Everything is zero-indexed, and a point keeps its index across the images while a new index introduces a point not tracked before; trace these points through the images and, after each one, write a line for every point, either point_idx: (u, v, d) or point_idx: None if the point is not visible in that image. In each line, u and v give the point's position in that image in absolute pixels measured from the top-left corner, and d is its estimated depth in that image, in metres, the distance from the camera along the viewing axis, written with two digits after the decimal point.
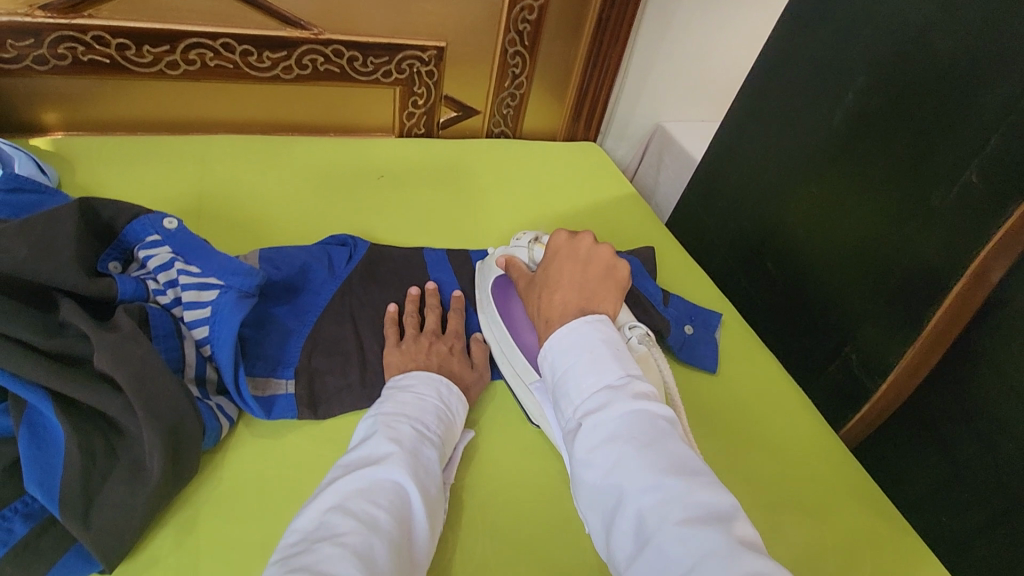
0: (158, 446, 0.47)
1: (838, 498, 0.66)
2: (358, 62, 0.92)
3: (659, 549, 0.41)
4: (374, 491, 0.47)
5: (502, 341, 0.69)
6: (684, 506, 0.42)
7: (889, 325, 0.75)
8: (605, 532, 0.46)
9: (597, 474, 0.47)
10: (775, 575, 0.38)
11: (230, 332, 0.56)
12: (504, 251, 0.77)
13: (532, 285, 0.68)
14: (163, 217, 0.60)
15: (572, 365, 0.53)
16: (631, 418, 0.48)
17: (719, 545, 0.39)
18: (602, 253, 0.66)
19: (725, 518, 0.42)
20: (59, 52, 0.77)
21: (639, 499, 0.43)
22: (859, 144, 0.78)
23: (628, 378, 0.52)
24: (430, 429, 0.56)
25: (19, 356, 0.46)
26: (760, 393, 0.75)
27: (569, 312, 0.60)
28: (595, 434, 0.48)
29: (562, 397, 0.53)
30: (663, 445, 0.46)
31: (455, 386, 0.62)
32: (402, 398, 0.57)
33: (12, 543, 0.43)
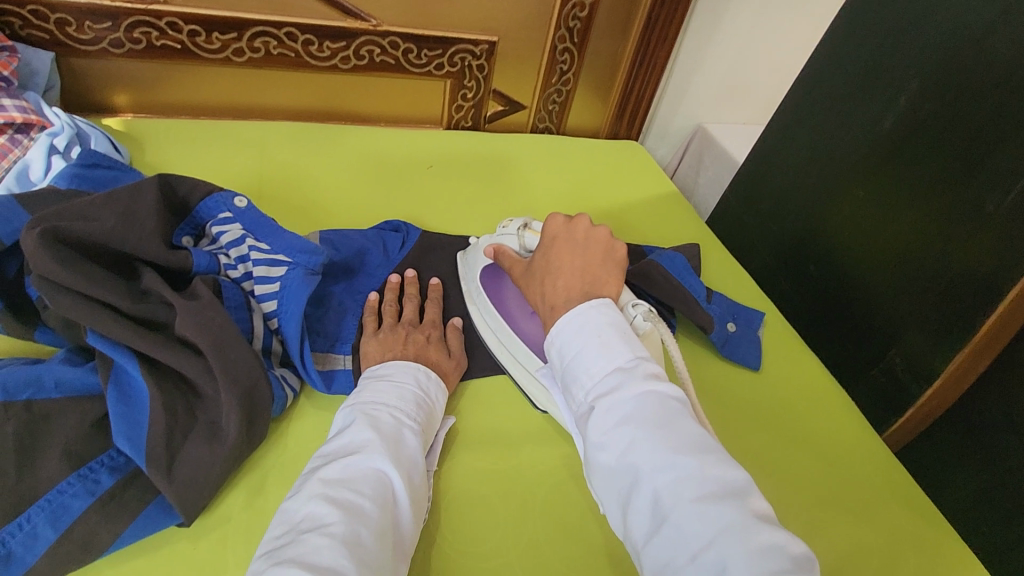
0: (235, 406, 0.50)
1: (880, 498, 0.67)
2: (413, 55, 0.94)
3: (676, 526, 0.41)
4: (356, 480, 0.46)
5: (500, 331, 0.68)
6: (698, 483, 0.42)
7: (935, 330, 0.75)
8: (618, 509, 0.46)
9: (611, 456, 0.46)
10: (787, 545, 0.39)
11: (299, 307, 0.59)
12: (492, 239, 0.74)
13: (529, 274, 0.66)
14: (234, 196, 0.63)
15: (582, 352, 0.52)
16: (643, 400, 0.47)
17: (732, 519, 0.40)
18: (598, 236, 0.65)
19: (738, 491, 0.42)
20: (134, 36, 0.81)
21: (655, 479, 0.43)
22: (910, 147, 0.78)
23: (637, 361, 0.50)
24: (410, 415, 0.54)
25: (109, 318, 0.50)
26: (803, 392, 0.76)
27: (575, 294, 0.58)
28: (610, 417, 0.47)
29: (572, 381, 0.52)
30: (674, 426, 0.46)
31: (432, 371, 0.61)
32: (379, 386, 0.55)
33: (100, 492, 0.46)
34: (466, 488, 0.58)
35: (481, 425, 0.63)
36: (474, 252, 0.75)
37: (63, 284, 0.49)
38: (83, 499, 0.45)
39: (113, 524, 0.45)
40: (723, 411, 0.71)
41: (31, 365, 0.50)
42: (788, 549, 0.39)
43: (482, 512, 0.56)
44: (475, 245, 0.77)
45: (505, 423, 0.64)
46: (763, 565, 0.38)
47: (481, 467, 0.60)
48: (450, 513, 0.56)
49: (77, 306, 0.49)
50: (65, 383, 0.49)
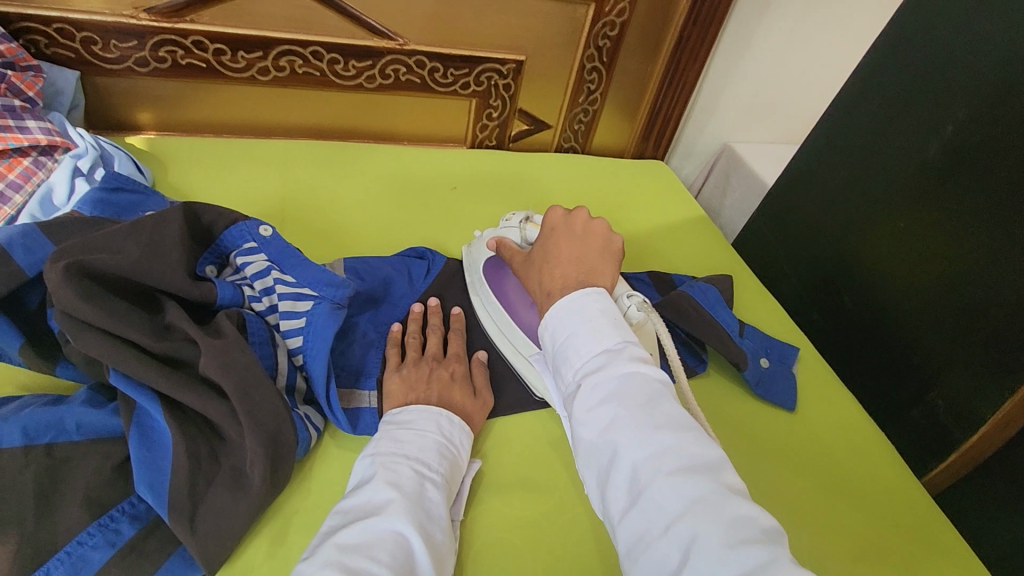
0: (261, 453, 0.48)
1: (924, 551, 0.64)
2: (439, 74, 0.93)
3: (652, 500, 0.40)
4: (374, 546, 0.45)
5: (500, 320, 0.69)
6: (676, 458, 0.42)
7: (980, 372, 0.72)
8: (596, 486, 0.45)
9: (592, 433, 0.45)
10: (758, 518, 0.39)
11: (325, 343, 0.57)
12: (494, 232, 0.75)
13: (526, 264, 0.66)
14: (260, 225, 0.62)
15: (571, 334, 0.51)
16: (627, 378, 0.47)
17: (707, 493, 0.40)
18: (596, 229, 0.64)
19: (713, 467, 0.42)
20: (160, 54, 0.80)
21: (634, 455, 0.43)
22: (956, 180, 0.74)
23: (625, 344, 0.50)
24: (432, 467, 0.52)
25: (132, 358, 0.48)
26: (841, 435, 0.73)
27: (573, 282, 0.57)
28: (594, 395, 0.47)
29: (561, 363, 0.51)
30: (656, 404, 0.45)
31: (455, 414, 0.58)
32: (401, 435, 0.54)
33: (120, 544, 0.44)
34: (494, 535, 0.56)
35: (508, 466, 0.61)
36: (476, 245, 0.76)
37: (87, 321, 0.48)
38: (103, 551, 0.43)
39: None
40: (759, 454, 0.68)
41: (52, 405, 0.49)
42: (760, 523, 0.39)
43: (510, 562, 0.54)
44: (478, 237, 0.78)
45: (533, 464, 0.62)
46: (734, 538, 0.37)
47: (509, 512, 0.57)
48: (477, 563, 0.54)
49: (100, 344, 0.48)
50: (87, 425, 0.48)
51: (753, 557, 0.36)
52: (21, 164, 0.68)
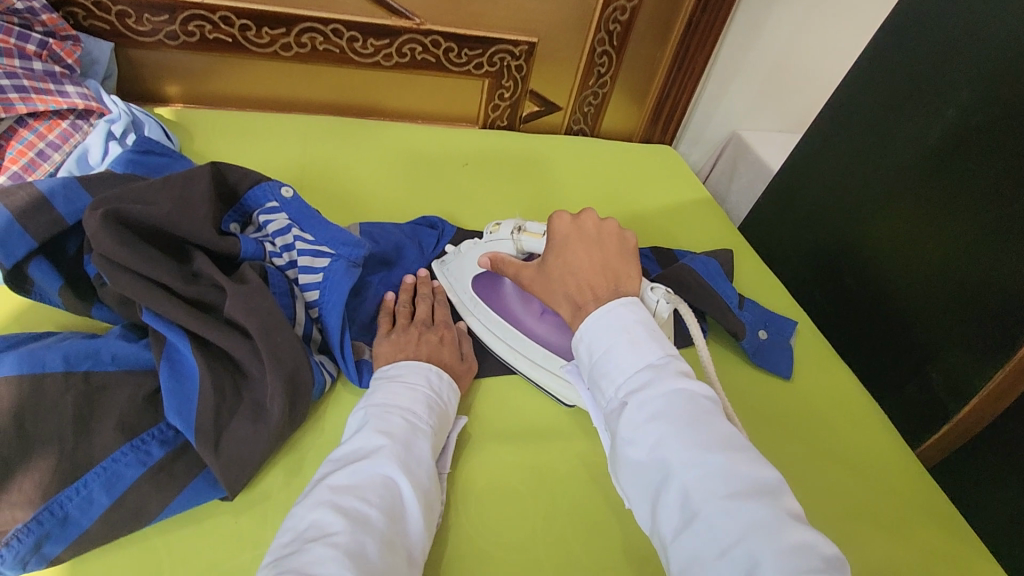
0: (280, 388, 0.52)
1: (912, 512, 0.66)
2: (454, 53, 0.96)
3: (706, 522, 0.40)
4: (363, 488, 0.46)
5: (511, 338, 0.69)
6: (730, 480, 0.41)
7: (975, 346, 0.74)
8: (644, 505, 0.44)
9: (639, 450, 0.45)
10: (820, 546, 0.38)
11: (342, 297, 0.61)
12: (483, 247, 0.73)
13: (539, 274, 0.64)
14: (281, 186, 0.65)
15: (610, 348, 0.50)
16: (674, 396, 0.46)
17: (764, 516, 0.39)
18: (610, 229, 0.64)
19: (771, 490, 0.41)
20: (189, 29, 0.84)
21: (686, 475, 0.42)
22: (956, 159, 0.76)
23: (668, 358, 0.49)
24: (423, 418, 0.54)
25: (164, 299, 0.52)
26: (835, 403, 0.75)
27: (603, 291, 0.57)
28: (641, 412, 0.46)
29: (601, 377, 0.50)
30: (706, 423, 0.44)
31: (444, 371, 0.60)
32: (393, 389, 0.55)
33: (151, 463, 0.48)
34: (495, 478, 0.59)
35: (510, 419, 0.64)
36: (468, 258, 0.74)
37: (122, 263, 0.51)
38: (135, 469, 0.47)
39: (162, 495, 0.48)
40: (753, 418, 0.71)
41: (89, 339, 0.52)
42: (819, 550, 0.38)
43: (510, 503, 0.57)
44: (454, 253, 0.76)
45: (534, 418, 0.65)
46: (798, 563, 0.37)
47: (510, 459, 0.61)
48: (478, 502, 0.57)
49: (135, 285, 0.51)
50: (121, 357, 0.52)
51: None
52: (60, 125, 0.72)
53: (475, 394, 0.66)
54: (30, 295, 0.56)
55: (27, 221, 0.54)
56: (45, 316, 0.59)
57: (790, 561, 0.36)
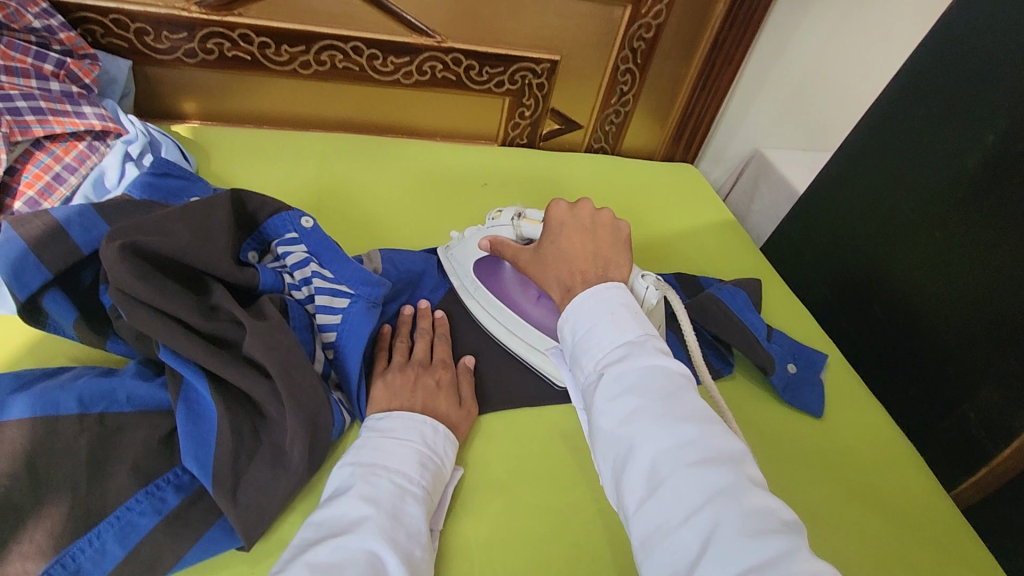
0: (301, 431, 0.50)
1: (952, 563, 0.63)
2: (474, 71, 0.94)
3: (671, 490, 0.38)
4: (344, 566, 0.43)
5: (508, 320, 0.70)
6: (699, 450, 0.40)
7: (1017, 387, 0.71)
8: (612, 477, 0.43)
9: (611, 422, 0.43)
10: (782, 513, 0.38)
11: (361, 340, 0.61)
12: (483, 232, 0.73)
13: (534, 260, 0.64)
14: (301, 216, 0.63)
15: (591, 325, 0.48)
16: (649, 370, 0.44)
17: (730, 484, 0.38)
18: (605, 219, 0.62)
19: (737, 459, 0.40)
20: (208, 46, 0.82)
21: (654, 445, 0.40)
22: (997, 190, 0.74)
23: (647, 335, 0.47)
24: (413, 480, 0.51)
25: (182, 335, 0.50)
26: (869, 444, 0.72)
27: (591, 275, 0.56)
28: (614, 385, 0.44)
29: (579, 353, 0.48)
30: (679, 396, 0.43)
31: (440, 423, 0.57)
32: (380, 444, 0.53)
33: (166, 511, 0.46)
34: (518, 524, 0.57)
35: (532, 459, 0.62)
36: (469, 242, 0.74)
37: (139, 298, 0.50)
38: (150, 518, 0.46)
39: (177, 545, 0.46)
40: (784, 459, 0.68)
41: (105, 377, 0.51)
42: (780, 516, 0.37)
43: (534, 552, 0.55)
44: (458, 239, 0.77)
45: (557, 458, 0.63)
46: (757, 527, 0.36)
47: (533, 503, 0.58)
48: (501, 550, 0.55)
49: (152, 321, 0.50)
50: (137, 398, 0.51)
51: (775, 546, 0.35)
52: (77, 148, 0.70)
53: (497, 432, 0.64)
54: (44, 327, 0.55)
55: (43, 253, 0.53)
56: (59, 348, 0.58)
57: (749, 524, 0.36)
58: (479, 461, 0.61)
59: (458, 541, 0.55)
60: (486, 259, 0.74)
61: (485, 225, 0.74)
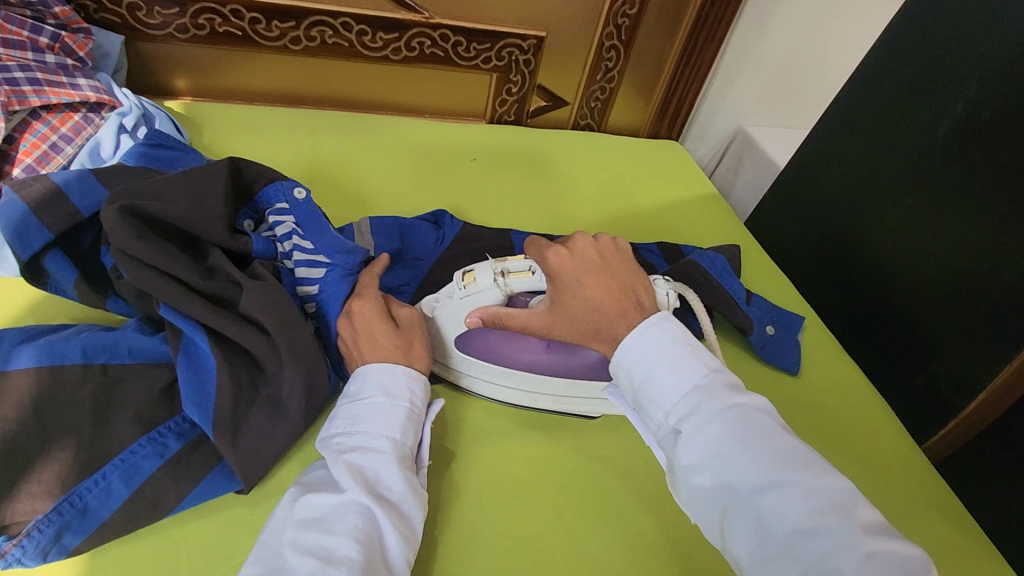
0: (299, 382, 0.53)
1: (918, 506, 0.67)
2: (462, 48, 0.96)
3: (784, 544, 0.40)
4: (330, 519, 0.46)
5: (523, 382, 0.65)
6: (800, 497, 0.41)
7: (983, 343, 0.75)
8: (714, 526, 0.45)
9: (703, 477, 0.44)
10: (900, 550, 0.39)
11: (337, 308, 0.62)
12: (461, 305, 0.63)
13: (555, 316, 0.57)
14: (293, 187, 0.66)
15: (652, 372, 0.49)
16: (728, 416, 0.45)
17: (841, 529, 0.39)
18: (606, 245, 0.59)
19: (841, 500, 0.41)
20: (199, 22, 0.84)
21: (756, 499, 0.42)
22: (963, 155, 0.77)
23: (712, 373, 0.48)
24: (382, 433, 0.52)
25: (179, 292, 0.52)
26: (843, 398, 0.76)
27: (632, 314, 0.54)
28: (698, 437, 0.45)
29: (646, 401, 0.49)
30: (765, 441, 0.44)
31: (395, 364, 0.56)
32: (350, 411, 0.54)
33: (168, 455, 0.49)
34: (504, 473, 0.59)
35: (517, 413, 0.65)
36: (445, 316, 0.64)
37: (140, 258, 0.52)
38: (153, 461, 0.48)
39: (179, 487, 0.48)
40: None
41: (107, 331, 0.53)
42: (898, 555, 0.38)
43: (519, 495, 0.58)
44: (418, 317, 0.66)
45: (542, 412, 0.65)
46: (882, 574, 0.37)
47: (519, 453, 0.61)
48: (489, 495, 0.57)
49: (153, 279, 0.52)
50: (138, 350, 0.52)
51: None
52: (72, 119, 0.72)
53: (482, 390, 0.66)
54: (45, 287, 0.57)
55: (43, 215, 0.54)
56: (60, 308, 0.60)
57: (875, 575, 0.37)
58: (465, 416, 0.64)
59: (447, 488, 0.57)
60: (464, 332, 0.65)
61: (452, 293, 0.63)
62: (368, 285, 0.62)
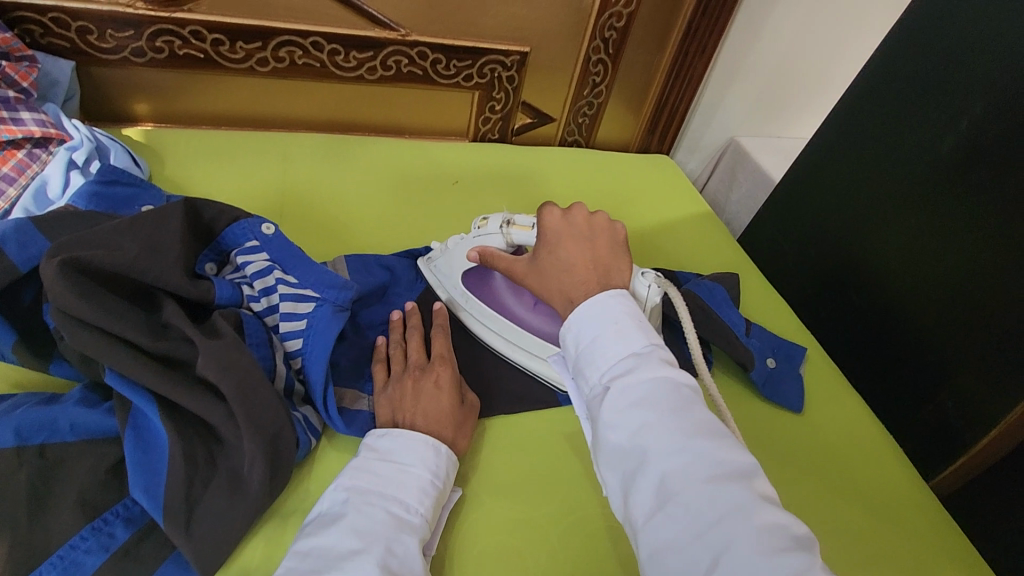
0: (259, 455, 0.48)
1: (932, 556, 0.63)
2: (441, 65, 0.91)
3: (683, 505, 0.37)
4: None
5: (506, 332, 0.68)
6: (710, 465, 0.38)
7: (995, 375, 0.71)
8: (618, 488, 0.41)
9: (620, 437, 0.41)
10: (796, 530, 0.36)
11: (326, 347, 0.57)
12: (471, 242, 0.68)
13: (532, 270, 0.59)
14: (261, 223, 0.61)
15: (595, 336, 0.46)
16: (658, 383, 0.43)
17: (742, 500, 0.36)
18: (602, 223, 0.58)
19: (748, 475, 0.39)
20: (157, 45, 0.78)
21: (665, 463, 0.39)
22: (970, 178, 0.73)
23: (653, 345, 0.46)
24: (411, 509, 0.49)
25: (127, 357, 0.47)
26: (848, 436, 0.72)
27: (595, 283, 0.52)
28: (624, 399, 0.42)
29: (584, 363, 0.46)
30: (689, 410, 0.41)
31: (444, 444, 0.54)
32: (380, 470, 0.50)
33: (114, 548, 0.44)
34: (491, 540, 0.54)
35: (507, 469, 0.60)
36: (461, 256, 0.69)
37: (83, 319, 0.47)
38: (96, 555, 0.43)
39: None
40: (766, 456, 0.67)
41: (45, 404, 0.48)
42: (793, 532, 0.36)
43: (510, 566, 0.53)
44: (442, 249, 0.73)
45: (533, 467, 0.61)
46: (772, 545, 0.35)
47: (509, 515, 0.56)
48: (476, 567, 0.53)
49: (97, 343, 0.47)
50: (81, 425, 0.48)
51: (791, 564, 0.34)
52: (15, 156, 0.67)
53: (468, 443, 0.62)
54: None
55: None
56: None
57: (763, 546, 0.34)
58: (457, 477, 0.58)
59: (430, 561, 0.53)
60: (474, 269, 0.71)
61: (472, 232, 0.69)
62: (443, 352, 0.62)
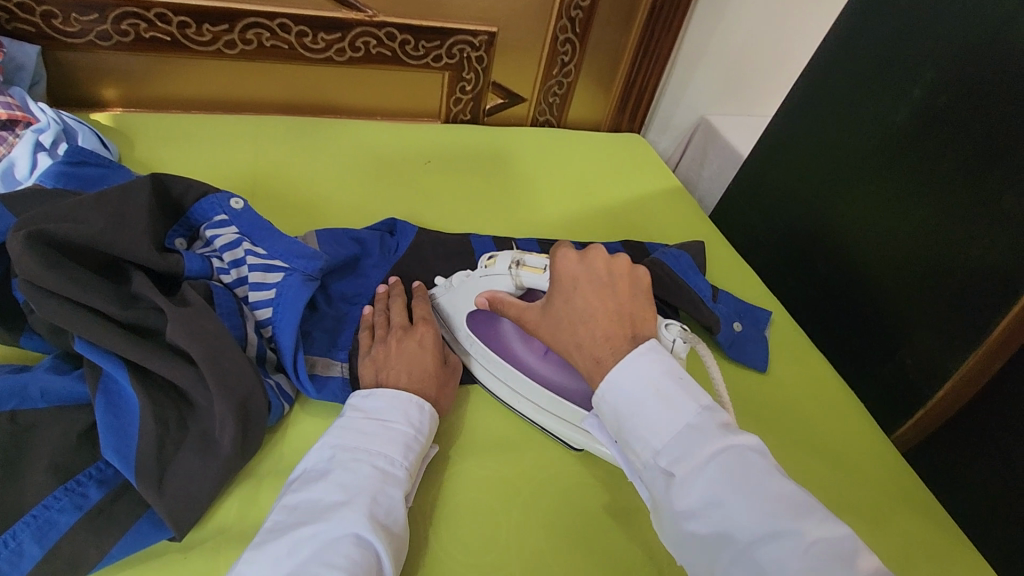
0: (229, 417, 0.49)
1: (891, 502, 0.65)
2: (410, 46, 0.92)
3: None
4: (332, 549, 0.43)
5: (512, 381, 0.63)
6: (802, 548, 0.37)
7: (949, 331, 0.74)
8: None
9: (699, 524, 0.40)
10: None
11: (295, 315, 0.58)
12: (478, 283, 0.64)
13: (545, 319, 0.56)
14: (230, 198, 0.62)
15: (640, 409, 0.45)
16: (723, 458, 0.41)
17: None
18: (622, 267, 0.54)
19: (844, 551, 0.37)
20: (122, 28, 0.78)
21: (754, 550, 0.38)
22: (922, 141, 0.75)
23: (705, 410, 0.44)
24: (397, 463, 0.50)
25: (95, 324, 0.48)
26: (812, 394, 0.74)
27: (621, 342, 0.50)
28: (692, 481, 0.41)
29: (633, 439, 0.45)
30: (763, 485, 0.40)
31: (426, 401, 0.55)
32: (367, 427, 0.51)
33: (87, 507, 0.45)
34: (464, 497, 0.56)
35: (479, 430, 0.62)
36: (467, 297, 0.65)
37: (49, 289, 0.48)
38: (70, 514, 0.44)
39: (101, 540, 0.44)
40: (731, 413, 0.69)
41: (15, 373, 0.49)
42: None
43: (483, 521, 0.55)
44: (444, 285, 0.68)
45: (505, 428, 0.62)
46: None
47: (481, 473, 0.58)
48: (449, 521, 0.54)
49: (64, 312, 0.48)
50: (51, 392, 0.48)
51: None
52: None
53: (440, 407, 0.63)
54: None
55: None
56: None
57: None
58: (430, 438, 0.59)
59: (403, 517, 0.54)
60: (480, 312, 0.66)
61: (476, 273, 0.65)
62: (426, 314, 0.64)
